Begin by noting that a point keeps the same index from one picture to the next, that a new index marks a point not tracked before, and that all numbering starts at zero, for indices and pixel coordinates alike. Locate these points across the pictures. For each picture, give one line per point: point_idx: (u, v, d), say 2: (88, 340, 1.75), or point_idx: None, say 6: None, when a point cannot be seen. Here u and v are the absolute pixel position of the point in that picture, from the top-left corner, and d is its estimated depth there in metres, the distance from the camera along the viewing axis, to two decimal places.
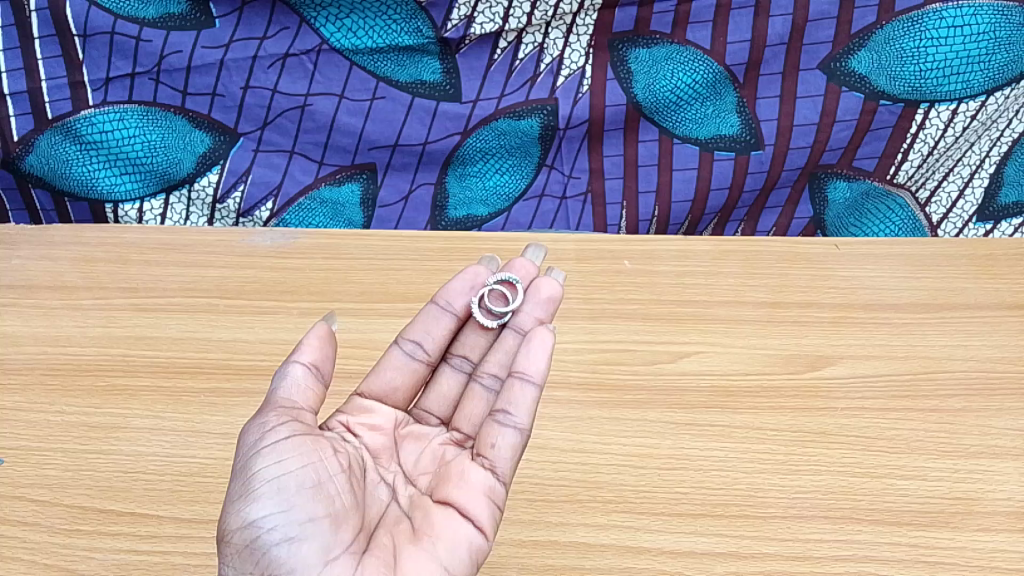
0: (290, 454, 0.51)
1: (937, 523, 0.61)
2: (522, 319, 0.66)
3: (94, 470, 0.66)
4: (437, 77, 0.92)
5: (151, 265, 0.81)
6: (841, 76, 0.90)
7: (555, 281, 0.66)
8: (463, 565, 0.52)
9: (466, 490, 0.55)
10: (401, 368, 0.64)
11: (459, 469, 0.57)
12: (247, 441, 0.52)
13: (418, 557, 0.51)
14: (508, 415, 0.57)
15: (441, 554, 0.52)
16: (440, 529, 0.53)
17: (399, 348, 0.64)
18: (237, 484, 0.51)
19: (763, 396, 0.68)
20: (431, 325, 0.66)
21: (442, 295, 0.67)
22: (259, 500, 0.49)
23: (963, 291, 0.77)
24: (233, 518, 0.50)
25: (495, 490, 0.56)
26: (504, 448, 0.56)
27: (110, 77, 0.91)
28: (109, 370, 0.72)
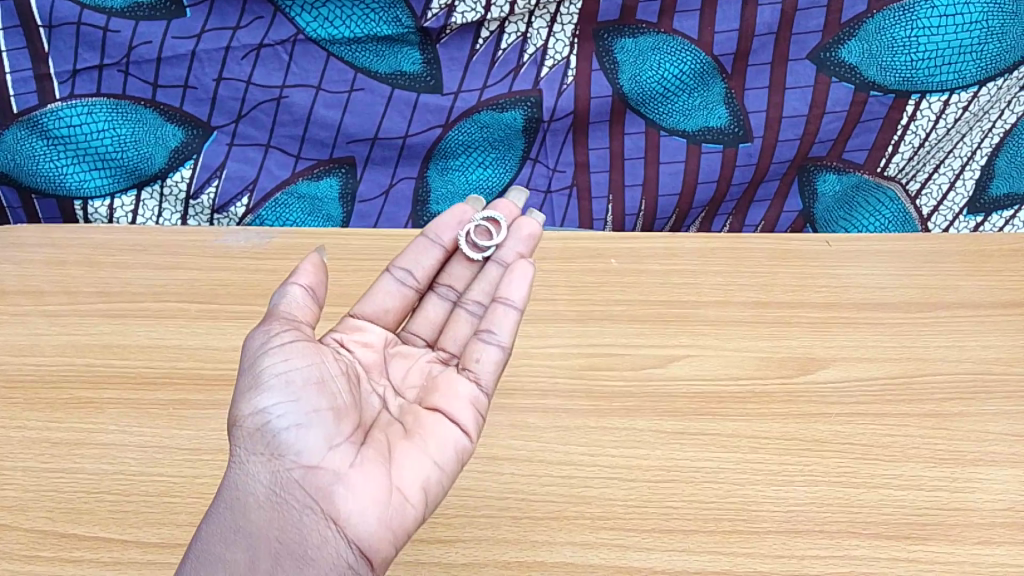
0: (297, 352, 0.52)
1: (936, 536, 0.59)
2: (505, 252, 0.66)
3: (55, 491, 0.62)
4: (417, 68, 0.89)
5: (119, 269, 0.77)
6: (831, 67, 0.88)
7: (535, 219, 0.66)
8: (451, 463, 0.53)
9: (452, 398, 0.56)
10: (390, 294, 0.65)
11: (446, 381, 0.58)
12: (255, 339, 0.53)
13: (412, 452, 0.52)
14: (492, 333, 0.59)
15: (432, 451, 0.53)
16: (429, 429, 0.54)
17: (389, 275, 0.65)
18: (245, 377, 0.52)
19: (754, 402, 0.66)
20: (421, 255, 0.66)
21: (432, 227, 0.68)
22: (268, 389, 0.51)
23: (957, 289, 0.76)
24: (241, 407, 0.51)
25: (478, 401, 0.57)
26: (487, 362, 0.58)
27: (77, 70, 0.87)
28: (74, 382, 0.68)
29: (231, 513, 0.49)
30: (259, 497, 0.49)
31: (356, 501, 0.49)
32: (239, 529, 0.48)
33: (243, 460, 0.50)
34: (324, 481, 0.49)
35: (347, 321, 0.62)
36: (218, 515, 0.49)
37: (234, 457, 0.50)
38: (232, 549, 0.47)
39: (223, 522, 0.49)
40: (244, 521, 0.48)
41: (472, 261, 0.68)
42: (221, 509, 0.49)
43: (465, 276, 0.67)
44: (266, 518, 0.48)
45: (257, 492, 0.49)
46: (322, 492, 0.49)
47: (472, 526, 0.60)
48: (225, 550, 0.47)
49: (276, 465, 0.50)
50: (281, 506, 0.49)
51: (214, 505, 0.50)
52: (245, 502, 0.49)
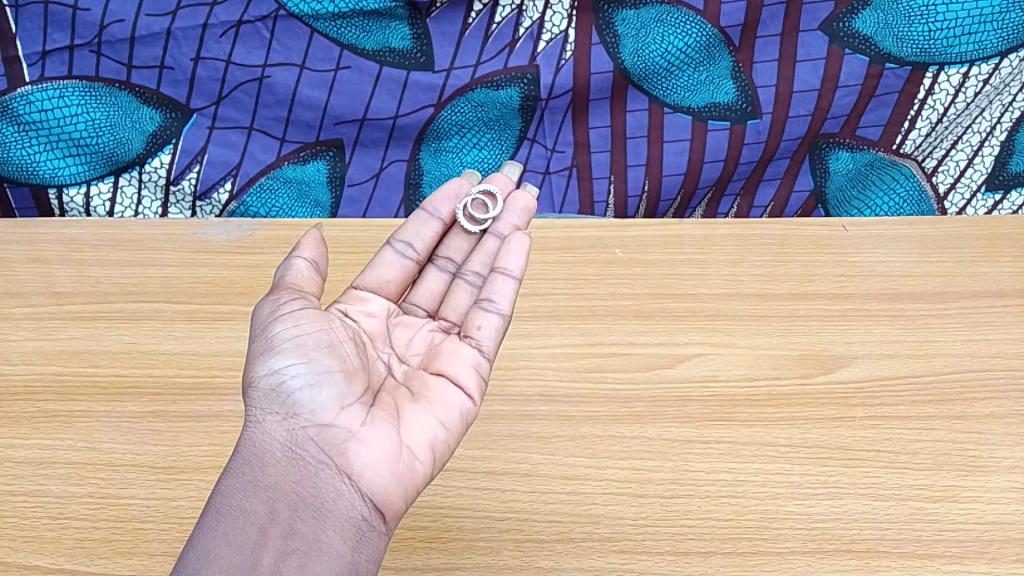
0: (309, 313, 0.49)
1: (972, 554, 0.55)
2: (502, 225, 0.61)
3: (20, 517, 0.58)
4: (407, 44, 0.83)
5: (88, 267, 0.72)
6: (844, 37, 0.82)
7: (530, 191, 0.62)
8: (458, 423, 0.51)
9: (454, 361, 0.53)
10: (390, 267, 0.59)
11: (449, 347, 0.54)
12: (267, 302, 0.50)
13: (421, 411, 0.49)
14: (491, 302, 0.55)
15: (439, 413, 0.50)
16: (434, 392, 0.51)
17: (388, 249, 0.60)
18: (258, 336, 0.49)
19: (772, 405, 0.62)
20: (420, 227, 0.61)
21: (429, 201, 0.63)
22: (283, 348, 0.48)
23: (984, 276, 0.71)
24: (254, 370, 0.48)
25: (481, 368, 0.53)
26: (488, 329, 0.54)
27: (46, 51, 0.82)
28: (42, 395, 0.64)
29: (246, 468, 0.46)
30: (274, 453, 0.46)
31: (369, 457, 0.46)
32: (256, 481, 0.45)
33: (258, 416, 0.47)
34: (337, 438, 0.46)
35: (348, 292, 0.57)
36: (234, 469, 0.46)
37: (248, 415, 0.47)
38: (251, 501, 0.45)
39: (239, 475, 0.46)
40: (261, 475, 0.46)
41: (471, 233, 0.62)
42: (236, 464, 0.46)
43: (464, 249, 0.62)
44: (283, 471, 0.46)
45: (274, 447, 0.46)
46: (336, 447, 0.46)
47: (470, 551, 0.56)
48: (242, 503, 0.45)
49: (291, 422, 0.47)
50: (296, 462, 0.46)
51: (229, 461, 0.47)
52: (261, 457, 0.46)
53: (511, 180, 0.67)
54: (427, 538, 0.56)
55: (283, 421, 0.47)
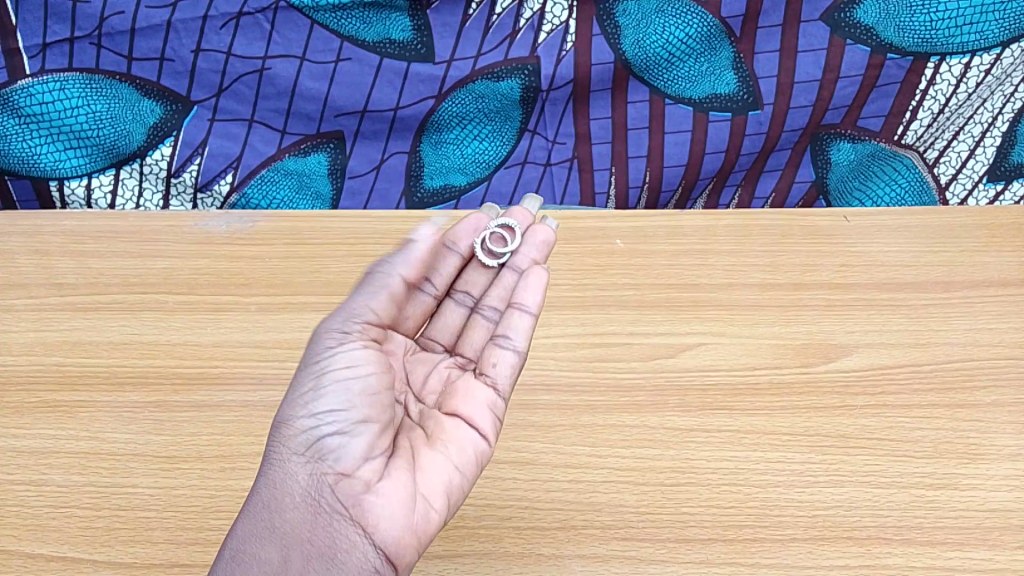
0: (357, 357, 0.49)
1: (973, 541, 0.55)
2: (520, 258, 0.61)
3: (22, 506, 0.58)
4: (407, 35, 0.83)
5: (88, 258, 0.73)
6: (846, 28, 0.82)
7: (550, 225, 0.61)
8: (473, 467, 0.51)
9: (467, 400, 0.53)
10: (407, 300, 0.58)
11: (464, 385, 0.54)
12: (322, 333, 0.50)
13: (435, 454, 0.50)
14: (507, 339, 0.55)
15: (453, 455, 0.50)
16: (449, 433, 0.51)
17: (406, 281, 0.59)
18: (301, 374, 0.49)
19: (773, 394, 0.62)
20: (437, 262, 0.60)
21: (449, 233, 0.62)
22: (321, 393, 0.48)
23: (984, 265, 0.71)
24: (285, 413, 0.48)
25: (496, 407, 0.53)
26: (504, 367, 0.54)
27: (47, 43, 0.81)
28: (43, 385, 0.64)
29: (264, 512, 0.46)
30: (293, 499, 0.46)
31: (386, 509, 0.46)
32: (274, 526, 0.45)
33: (285, 457, 0.47)
34: (357, 488, 0.46)
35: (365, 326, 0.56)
36: (253, 508, 0.46)
37: (273, 458, 0.47)
38: (266, 546, 0.45)
39: (258, 516, 0.46)
40: (280, 520, 0.45)
41: (488, 267, 0.62)
42: (255, 504, 0.46)
43: (482, 283, 0.61)
44: (301, 518, 0.45)
45: (296, 491, 0.46)
46: (355, 499, 0.46)
47: (472, 539, 0.56)
48: (257, 548, 0.44)
49: (316, 468, 0.46)
50: (315, 509, 0.46)
51: (249, 499, 0.47)
52: (281, 500, 0.46)
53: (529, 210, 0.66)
54: None
55: (309, 467, 0.46)
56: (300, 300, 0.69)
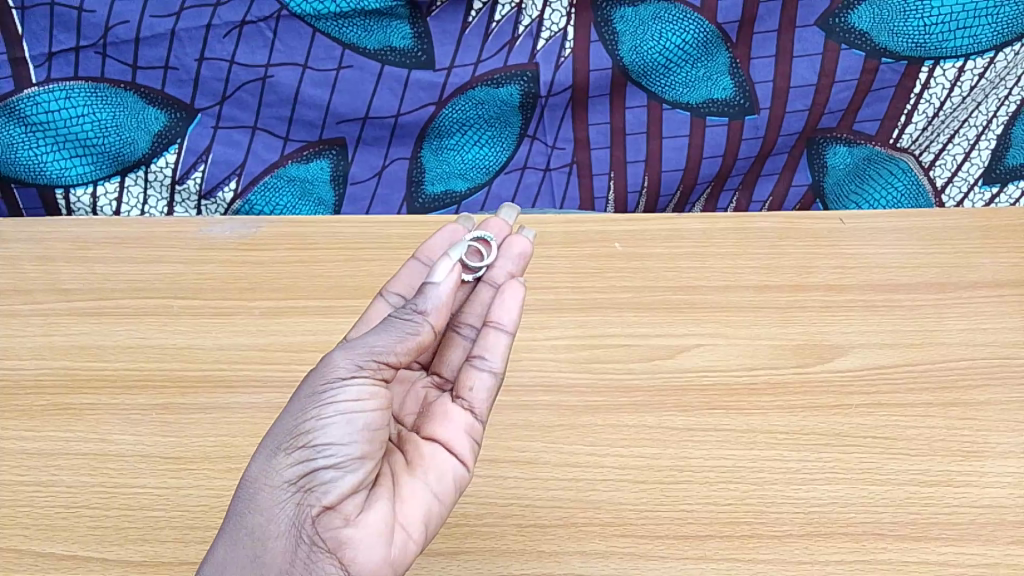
0: (363, 391, 0.47)
1: (966, 536, 0.56)
2: (497, 272, 0.63)
3: (32, 506, 0.59)
4: (408, 43, 0.84)
5: (96, 264, 0.74)
6: (841, 33, 0.83)
7: (527, 237, 0.64)
8: (451, 492, 0.51)
9: (445, 425, 0.53)
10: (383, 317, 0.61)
11: (440, 407, 0.54)
12: (333, 362, 0.47)
13: (413, 482, 0.50)
14: (485, 359, 0.55)
15: (432, 482, 0.50)
16: (429, 459, 0.51)
17: (382, 299, 0.62)
18: (301, 397, 0.46)
19: (769, 393, 0.63)
20: (414, 279, 0.63)
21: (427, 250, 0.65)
22: (321, 423, 0.45)
23: (977, 267, 0.72)
24: (279, 435, 0.45)
25: (474, 429, 0.54)
26: (481, 390, 0.54)
27: (52, 53, 0.83)
28: (52, 387, 0.66)
29: (244, 538, 0.44)
30: (274, 529, 0.44)
31: (367, 546, 0.45)
32: (253, 555, 0.44)
33: (272, 484, 0.45)
34: (341, 522, 0.45)
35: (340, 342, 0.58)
36: (231, 532, 0.44)
37: (258, 479, 0.45)
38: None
39: (236, 543, 0.44)
40: (260, 551, 0.44)
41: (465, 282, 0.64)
42: (234, 528, 0.44)
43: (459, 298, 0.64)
44: (283, 549, 0.44)
45: (279, 521, 0.44)
46: (340, 535, 0.44)
47: (474, 536, 0.56)
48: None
49: (304, 500, 0.44)
50: (297, 541, 0.44)
51: (226, 521, 0.45)
52: (263, 529, 0.44)
53: (506, 221, 0.68)
54: None
55: (295, 497, 0.44)
56: (304, 305, 0.70)
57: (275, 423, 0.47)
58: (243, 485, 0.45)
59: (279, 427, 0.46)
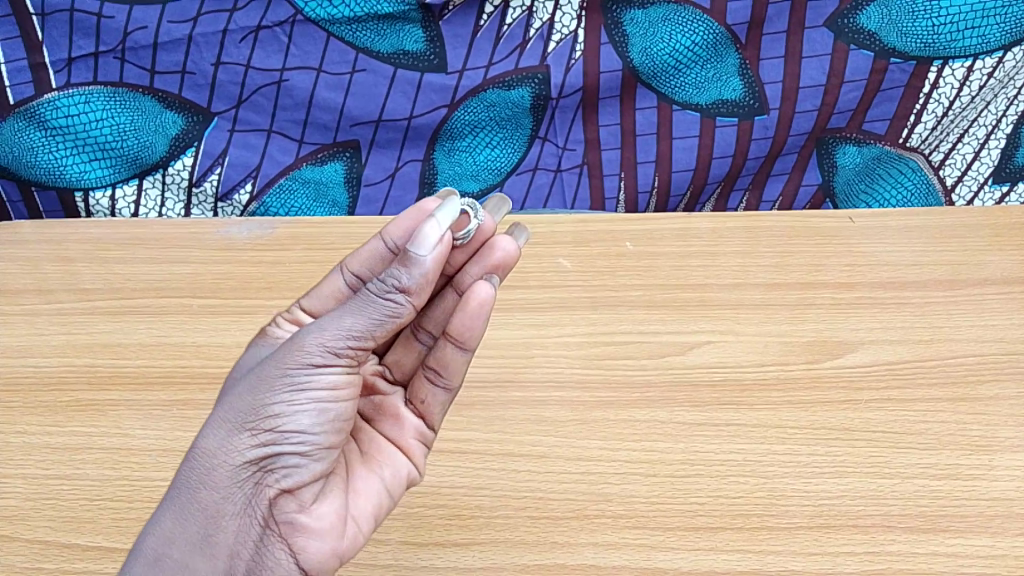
0: (336, 380, 0.48)
1: (975, 528, 0.57)
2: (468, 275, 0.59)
3: (58, 498, 0.60)
4: (420, 46, 0.85)
5: (116, 265, 0.76)
6: (849, 34, 0.84)
7: (514, 244, 0.59)
8: (400, 489, 0.56)
9: (401, 427, 0.58)
10: (337, 295, 0.60)
11: (396, 405, 0.59)
12: (305, 346, 0.47)
13: (367, 477, 0.54)
14: (440, 376, 0.57)
15: (384, 478, 0.55)
16: (384, 456, 0.56)
17: (339, 273, 0.60)
18: (269, 378, 0.47)
19: (779, 389, 0.64)
20: (374, 260, 0.60)
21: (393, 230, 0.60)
22: (290, 413, 0.47)
23: (987, 264, 0.73)
24: (244, 414, 0.47)
25: (427, 434, 0.58)
26: (433, 404, 0.58)
27: (72, 58, 0.84)
28: (75, 384, 0.67)
29: (198, 514, 0.46)
30: (229, 509, 0.46)
31: (319, 536, 0.49)
32: (206, 531, 0.46)
33: (231, 463, 0.46)
34: (294, 508, 0.48)
35: (293, 313, 0.59)
36: (183, 506, 0.46)
37: (218, 456, 0.46)
38: (194, 550, 0.45)
39: (189, 516, 0.46)
40: (212, 529, 0.46)
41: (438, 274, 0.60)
42: (186, 501, 0.46)
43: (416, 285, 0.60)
44: (236, 528, 0.46)
45: (235, 501, 0.46)
46: (293, 521, 0.48)
47: (489, 528, 0.57)
48: (184, 555, 0.45)
49: (262, 483, 0.47)
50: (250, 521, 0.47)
51: (178, 491, 0.46)
52: (217, 506, 0.46)
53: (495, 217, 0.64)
54: (447, 515, 0.58)
55: (253, 480, 0.47)
56: None
57: (238, 398, 0.48)
58: (199, 458, 0.47)
59: (243, 404, 0.47)
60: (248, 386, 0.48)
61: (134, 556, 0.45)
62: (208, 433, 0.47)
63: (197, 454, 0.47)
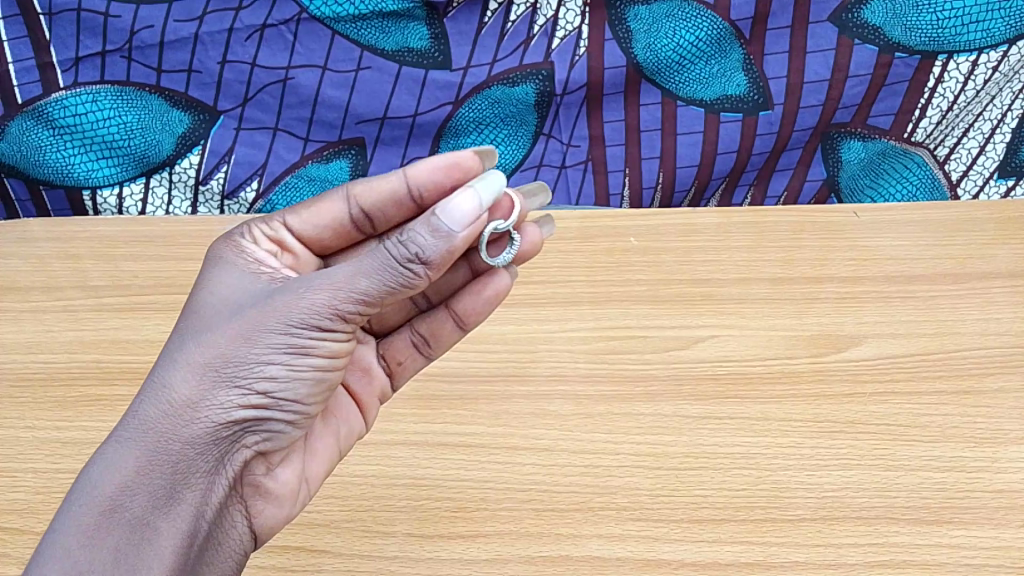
0: (329, 348, 0.49)
1: (979, 520, 0.57)
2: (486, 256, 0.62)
3: (66, 492, 0.61)
4: (425, 44, 0.86)
5: (124, 262, 0.76)
6: (853, 28, 0.84)
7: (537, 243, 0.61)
8: (348, 448, 0.59)
9: (366, 384, 0.61)
10: (332, 221, 0.60)
11: (368, 360, 0.62)
12: (314, 305, 0.47)
13: (325, 435, 0.57)
14: (427, 346, 0.62)
15: (341, 435, 0.58)
16: (345, 414, 0.58)
17: (343, 203, 0.59)
18: (266, 337, 0.47)
19: (783, 382, 0.64)
20: (383, 198, 0.59)
21: (418, 180, 0.58)
22: (281, 381, 0.48)
23: (991, 257, 0.73)
24: (237, 369, 0.47)
25: (387, 393, 0.62)
26: (406, 367, 0.63)
27: (79, 57, 0.85)
28: (84, 380, 0.68)
29: (167, 468, 0.45)
30: (203, 467, 0.46)
31: (275, 499, 0.52)
32: (175, 485, 0.45)
33: (217, 418, 0.46)
34: (260, 471, 0.51)
35: (277, 232, 0.58)
36: (150, 457, 0.44)
37: (203, 410, 0.46)
38: (158, 503, 0.44)
39: (158, 466, 0.45)
40: (181, 487, 0.45)
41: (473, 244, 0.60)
42: (156, 448, 0.45)
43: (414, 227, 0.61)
44: (205, 485, 0.46)
45: (209, 458, 0.46)
46: (257, 483, 0.51)
47: (494, 520, 0.58)
48: (145, 511, 0.44)
49: (239, 442, 0.48)
50: (218, 479, 0.47)
51: (147, 437, 0.45)
52: (190, 461, 0.45)
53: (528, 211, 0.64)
54: (452, 508, 0.59)
55: (230, 438, 0.47)
56: None
57: (228, 349, 0.47)
58: (178, 406, 0.45)
59: (234, 359, 0.47)
60: (239, 337, 0.47)
61: (84, 499, 0.43)
62: (190, 380, 0.46)
63: (175, 401, 0.46)
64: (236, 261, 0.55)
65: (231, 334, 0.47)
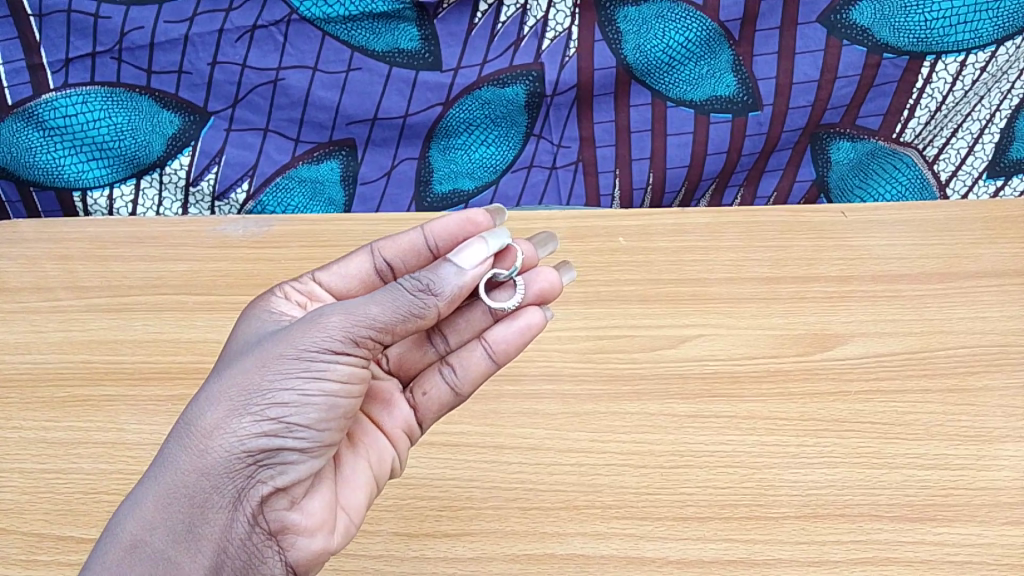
0: (348, 372, 0.48)
1: (962, 517, 0.57)
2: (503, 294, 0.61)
3: (52, 492, 0.61)
4: (415, 45, 0.86)
5: (113, 262, 0.77)
6: (842, 29, 0.84)
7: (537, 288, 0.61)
8: (381, 478, 0.57)
9: (395, 412, 0.59)
10: (361, 275, 0.61)
11: (394, 394, 0.60)
12: (326, 330, 0.48)
13: (357, 464, 0.55)
14: (456, 377, 0.59)
15: (372, 462, 0.56)
16: (372, 439, 0.57)
17: (369, 256, 0.61)
18: (281, 364, 0.47)
19: (770, 380, 0.65)
20: (407, 251, 0.61)
21: (437, 231, 0.60)
22: (297, 407, 0.47)
23: (978, 257, 0.73)
24: (252, 399, 0.46)
25: (415, 429, 0.59)
26: (433, 398, 0.60)
27: (69, 59, 0.85)
28: (71, 380, 0.68)
29: (184, 505, 0.45)
30: (221, 501, 0.46)
31: (308, 532, 0.49)
32: (194, 519, 0.45)
33: (231, 451, 0.46)
34: (284, 505, 0.48)
35: (308, 286, 0.58)
36: (168, 494, 0.45)
37: (217, 443, 0.45)
38: (178, 538, 0.44)
39: (177, 500, 0.45)
40: (198, 521, 0.45)
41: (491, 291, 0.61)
42: (172, 482, 0.45)
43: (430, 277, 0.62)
44: (224, 520, 0.46)
45: (226, 492, 0.46)
46: (284, 518, 0.48)
47: (479, 519, 0.58)
48: (163, 545, 0.44)
49: (259, 475, 0.47)
50: (239, 513, 0.46)
51: (165, 472, 0.45)
52: (205, 494, 0.45)
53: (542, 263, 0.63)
54: (438, 506, 0.59)
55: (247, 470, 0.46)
56: None
57: (243, 378, 0.47)
58: (193, 439, 0.46)
59: (249, 388, 0.47)
60: (253, 367, 0.47)
61: (109, 539, 0.44)
62: (205, 414, 0.46)
63: (190, 435, 0.46)
64: (261, 304, 0.55)
65: (245, 366, 0.48)
